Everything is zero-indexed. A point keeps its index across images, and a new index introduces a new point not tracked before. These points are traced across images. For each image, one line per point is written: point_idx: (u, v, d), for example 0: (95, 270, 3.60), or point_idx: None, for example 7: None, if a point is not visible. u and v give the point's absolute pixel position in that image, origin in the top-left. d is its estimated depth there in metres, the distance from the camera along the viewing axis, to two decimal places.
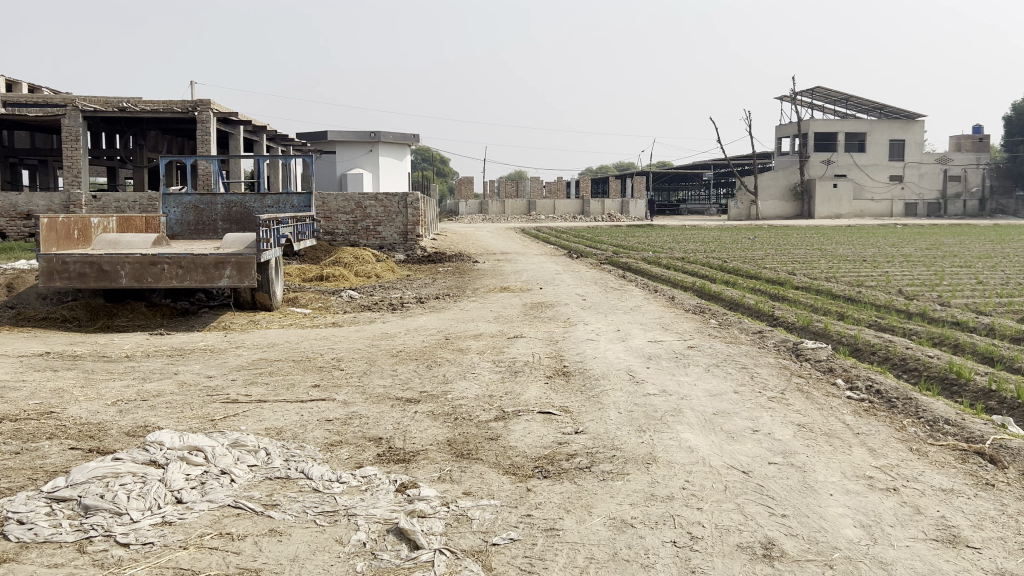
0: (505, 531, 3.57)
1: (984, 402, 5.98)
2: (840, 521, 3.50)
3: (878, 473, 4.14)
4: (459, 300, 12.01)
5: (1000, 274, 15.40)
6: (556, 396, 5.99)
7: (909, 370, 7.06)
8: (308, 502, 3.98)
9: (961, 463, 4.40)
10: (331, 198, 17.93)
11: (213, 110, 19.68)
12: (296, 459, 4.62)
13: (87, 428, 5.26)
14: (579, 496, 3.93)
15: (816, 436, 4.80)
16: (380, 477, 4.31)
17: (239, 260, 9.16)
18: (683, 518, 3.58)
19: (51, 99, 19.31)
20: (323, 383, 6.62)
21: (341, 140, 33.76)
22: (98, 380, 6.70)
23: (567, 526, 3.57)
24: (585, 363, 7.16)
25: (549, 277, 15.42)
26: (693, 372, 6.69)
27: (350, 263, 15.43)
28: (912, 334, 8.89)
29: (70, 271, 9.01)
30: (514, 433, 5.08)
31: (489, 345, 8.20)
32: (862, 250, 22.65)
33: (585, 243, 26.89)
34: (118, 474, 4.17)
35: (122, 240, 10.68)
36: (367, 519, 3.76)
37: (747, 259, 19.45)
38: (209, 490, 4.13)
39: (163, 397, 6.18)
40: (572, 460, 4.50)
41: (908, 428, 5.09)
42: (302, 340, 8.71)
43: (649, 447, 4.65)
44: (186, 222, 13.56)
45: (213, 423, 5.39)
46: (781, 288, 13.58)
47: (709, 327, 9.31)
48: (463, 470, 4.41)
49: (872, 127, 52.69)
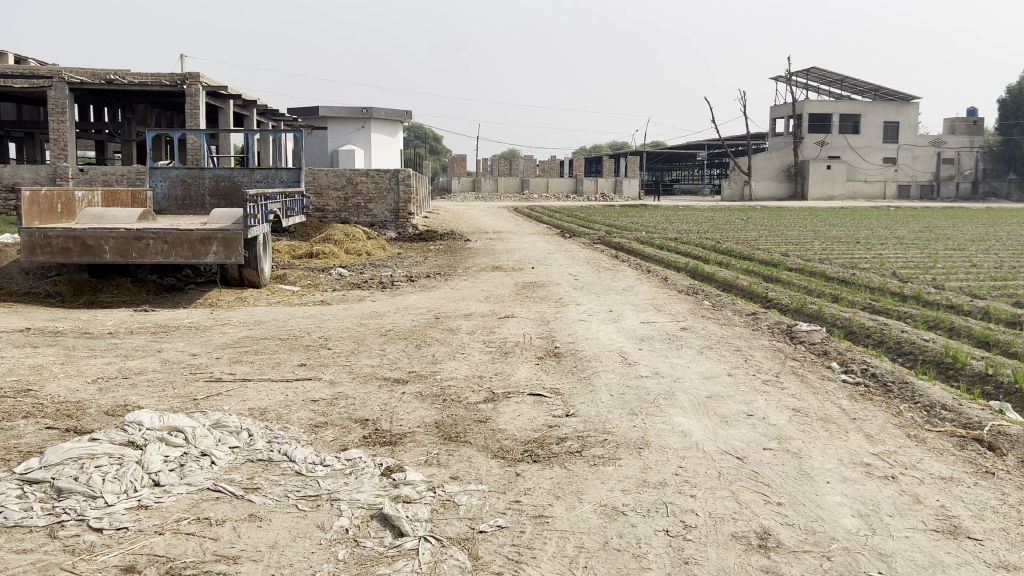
0: (492, 518, 3.45)
1: (980, 387, 5.91)
2: (838, 510, 3.40)
3: (876, 460, 4.04)
4: (450, 279, 11.88)
5: (994, 257, 15.34)
6: (546, 377, 5.88)
7: (904, 354, 6.97)
8: (289, 486, 3.86)
9: (960, 450, 4.31)
10: (321, 174, 17.68)
11: (202, 84, 19.32)
12: (279, 440, 4.49)
13: (65, 407, 5.11)
14: (570, 482, 3.82)
15: (812, 421, 4.70)
16: (364, 460, 4.19)
17: (225, 236, 8.98)
18: (677, 506, 3.48)
19: (37, 70, 18.94)
20: (309, 362, 6.49)
21: (332, 115, 33.34)
22: (78, 357, 6.54)
23: (556, 514, 3.47)
24: (577, 344, 7.04)
25: (541, 256, 15.26)
26: (687, 354, 6.58)
27: (341, 240, 15.24)
28: (906, 317, 8.81)
29: (53, 245, 8.82)
30: (503, 415, 4.97)
31: (480, 324, 8.07)
32: (855, 231, 22.60)
33: (577, 222, 26.70)
34: (94, 455, 4.03)
35: (108, 215, 10.45)
36: (351, 504, 3.64)
37: (739, 240, 19.35)
38: (188, 474, 4.00)
39: (145, 375, 6.04)
40: (562, 444, 4.39)
41: (904, 414, 5.01)
42: (290, 318, 8.54)
43: (641, 431, 4.54)
44: (174, 197, 13.36)
45: (195, 403, 5.26)
46: (774, 269, 13.47)
47: (703, 308, 9.21)
48: (450, 454, 4.29)
49: (866, 109, 52.41)
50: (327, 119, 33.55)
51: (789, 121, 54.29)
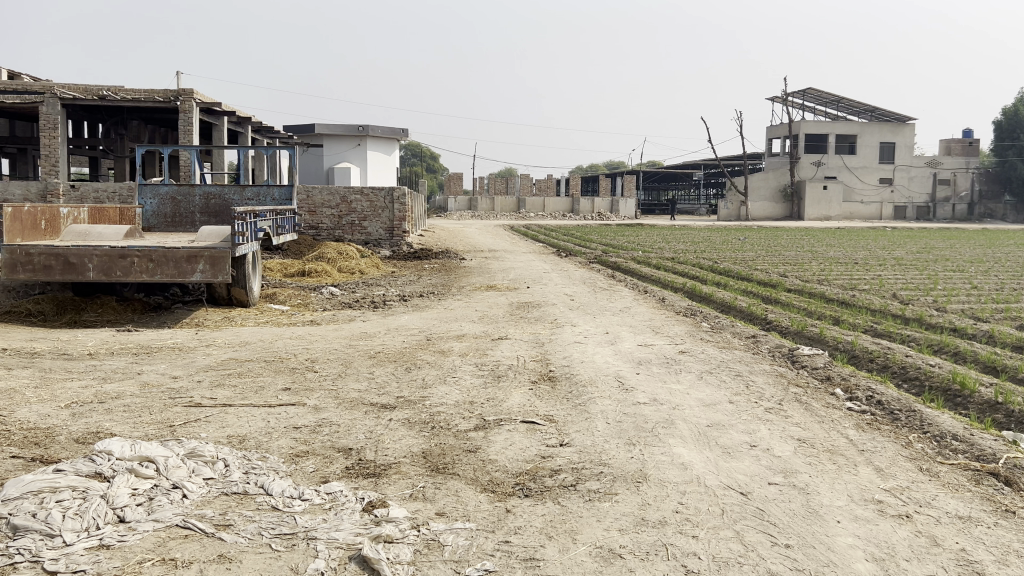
0: (479, 560, 3.21)
1: (990, 416, 5.68)
2: (850, 554, 3.18)
3: (888, 497, 3.81)
4: (444, 299, 11.66)
5: (993, 279, 15.20)
6: (541, 403, 5.65)
7: (910, 380, 6.75)
8: (264, 522, 3.61)
9: (976, 485, 4.09)
10: (315, 192, 17.45)
11: (196, 100, 19.13)
12: (257, 472, 4.25)
13: (33, 433, 4.85)
14: (563, 520, 3.58)
15: (818, 452, 4.48)
16: (346, 494, 3.94)
17: (212, 254, 8.74)
18: (678, 549, 3.24)
19: (29, 85, 18.74)
20: (294, 386, 6.24)
21: (328, 133, 33.21)
22: (56, 380, 6.30)
23: (548, 556, 3.22)
24: (572, 367, 6.83)
25: (536, 276, 15.04)
26: (685, 379, 6.35)
27: (333, 259, 15.04)
28: (910, 341, 8.61)
29: (35, 262, 8.56)
30: (495, 445, 4.73)
31: (473, 346, 7.84)
32: (853, 252, 22.34)
33: (574, 241, 26.49)
34: (56, 488, 3.76)
35: (94, 231, 10.23)
36: (328, 544, 3.40)
37: (738, 260, 19.14)
38: (156, 508, 3.76)
39: (121, 399, 5.78)
40: (556, 477, 4.14)
41: (915, 445, 4.78)
42: (277, 338, 8.31)
43: (639, 462, 4.31)
44: (163, 214, 13.16)
45: (172, 430, 5.02)
46: (773, 291, 13.24)
47: (701, 330, 9.00)
48: (437, 487, 4.05)
49: (862, 129, 52.61)
50: (323, 137, 33.48)
51: (786, 141, 54.42)
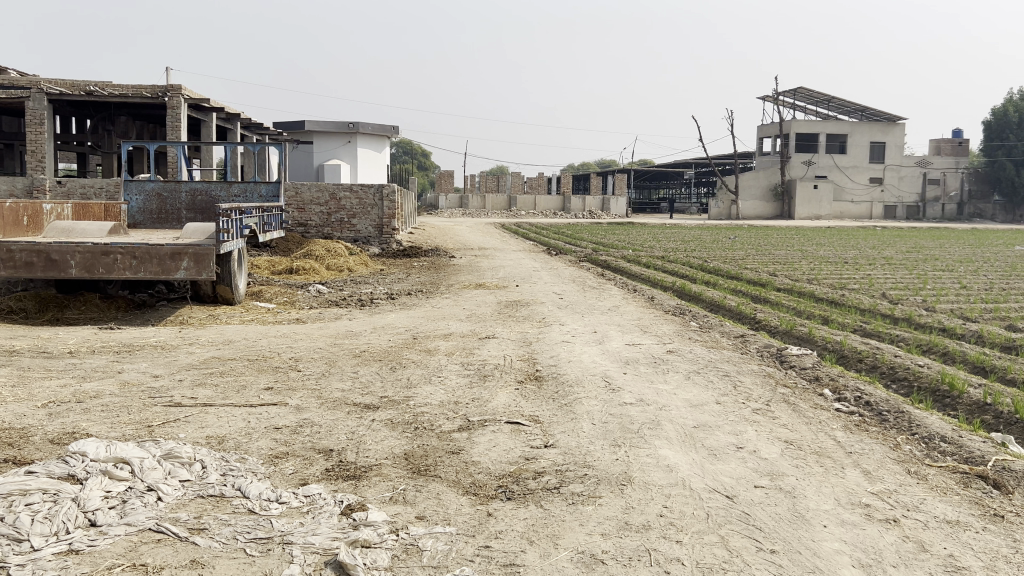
0: (458, 566, 3.14)
1: (979, 418, 5.64)
2: (836, 560, 3.12)
3: (875, 501, 3.75)
4: (432, 297, 11.57)
5: (982, 279, 15.22)
6: (526, 404, 5.56)
7: (898, 381, 6.72)
8: (239, 526, 3.53)
9: (964, 488, 4.04)
10: (304, 189, 17.31)
11: (184, 96, 18.98)
12: (234, 473, 4.16)
13: (7, 434, 4.75)
14: (545, 524, 3.51)
15: (806, 454, 4.43)
16: (324, 496, 3.86)
17: (196, 251, 8.61)
18: (661, 554, 3.17)
19: (15, 80, 18.54)
20: (276, 386, 6.14)
21: (318, 130, 33.04)
22: (33, 379, 6.17)
23: (529, 562, 3.15)
24: (559, 367, 6.75)
25: (526, 274, 14.96)
26: (673, 379, 6.28)
27: (321, 256, 14.90)
28: (899, 341, 8.58)
29: (16, 259, 8.43)
30: (478, 446, 4.65)
31: (459, 346, 7.75)
32: (842, 252, 22.37)
33: (564, 239, 26.43)
34: (27, 491, 3.66)
35: (77, 228, 10.08)
36: (304, 549, 3.32)
37: (728, 259, 19.12)
38: (129, 512, 3.66)
39: (100, 399, 5.66)
40: (540, 479, 4.07)
41: (903, 447, 4.73)
42: (261, 337, 8.21)
43: (624, 465, 4.24)
44: (149, 210, 13.02)
45: (150, 430, 4.91)
46: (763, 290, 13.21)
47: (689, 329, 8.95)
48: (417, 490, 3.97)
49: (852, 129, 52.79)
50: (312, 134, 33.31)
51: (776, 140, 54.52)
